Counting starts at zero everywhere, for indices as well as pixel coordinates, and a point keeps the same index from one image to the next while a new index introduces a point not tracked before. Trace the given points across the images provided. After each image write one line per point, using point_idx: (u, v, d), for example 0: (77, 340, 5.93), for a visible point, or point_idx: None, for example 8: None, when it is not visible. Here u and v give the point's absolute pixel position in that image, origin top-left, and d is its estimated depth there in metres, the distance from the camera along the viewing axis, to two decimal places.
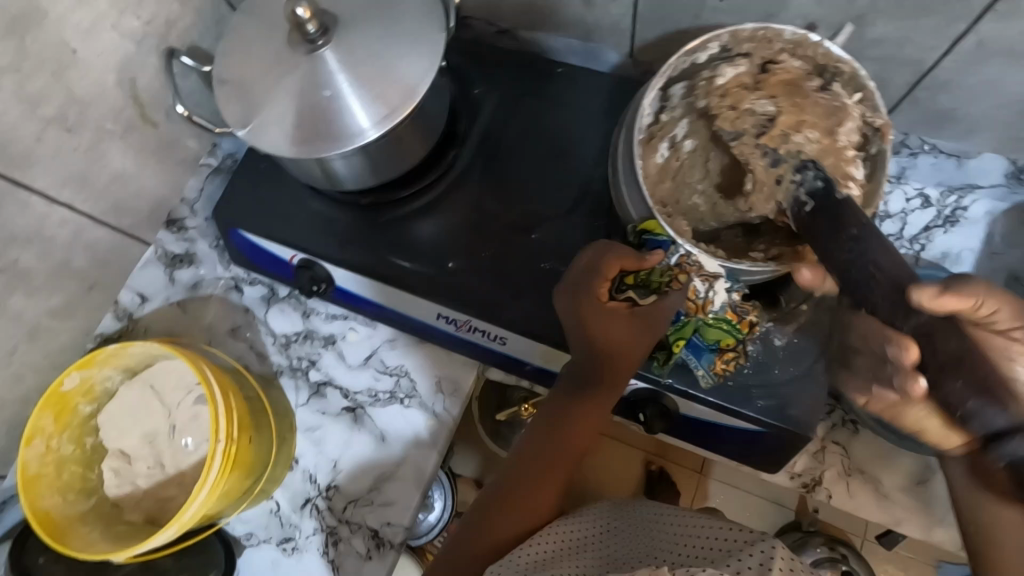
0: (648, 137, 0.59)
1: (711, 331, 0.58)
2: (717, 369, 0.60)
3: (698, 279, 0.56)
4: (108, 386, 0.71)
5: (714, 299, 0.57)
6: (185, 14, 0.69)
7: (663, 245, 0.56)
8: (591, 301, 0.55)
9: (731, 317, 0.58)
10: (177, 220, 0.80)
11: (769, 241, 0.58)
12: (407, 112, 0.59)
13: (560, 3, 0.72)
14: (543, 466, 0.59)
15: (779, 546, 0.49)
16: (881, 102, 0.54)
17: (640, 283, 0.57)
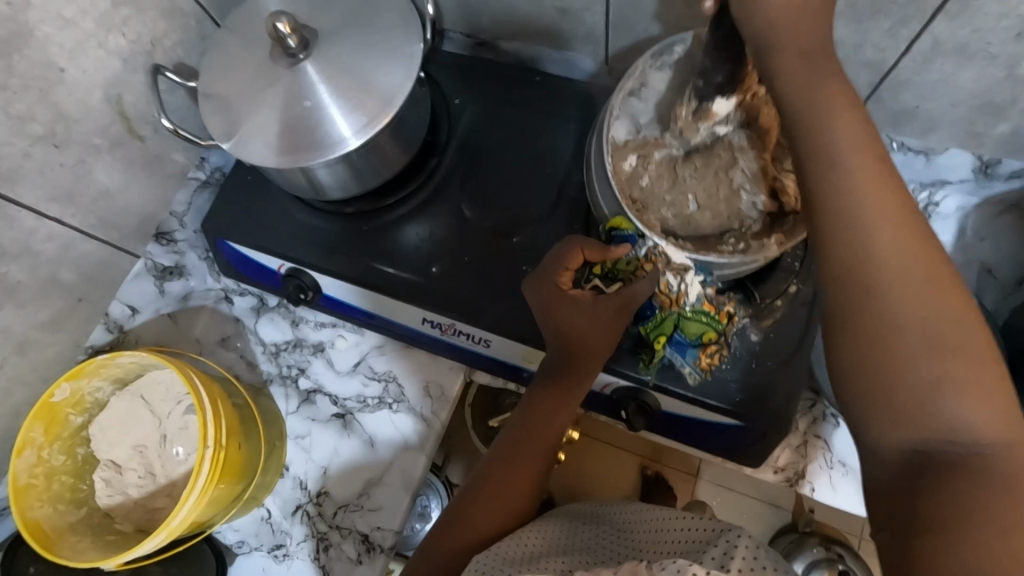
0: (620, 144, 0.61)
1: (692, 325, 0.59)
2: (704, 365, 0.61)
3: (670, 272, 0.58)
4: (98, 398, 0.72)
5: (688, 291, 0.58)
6: (171, 31, 0.70)
7: (630, 240, 0.58)
8: (553, 292, 0.57)
9: (708, 309, 0.59)
10: (166, 233, 0.82)
11: (738, 236, 0.59)
12: (386, 120, 0.61)
13: (536, 12, 0.75)
14: (520, 462, 0.61)
15: (744, 535, 0.50)
16: None
17: (605, 273, 0.59)
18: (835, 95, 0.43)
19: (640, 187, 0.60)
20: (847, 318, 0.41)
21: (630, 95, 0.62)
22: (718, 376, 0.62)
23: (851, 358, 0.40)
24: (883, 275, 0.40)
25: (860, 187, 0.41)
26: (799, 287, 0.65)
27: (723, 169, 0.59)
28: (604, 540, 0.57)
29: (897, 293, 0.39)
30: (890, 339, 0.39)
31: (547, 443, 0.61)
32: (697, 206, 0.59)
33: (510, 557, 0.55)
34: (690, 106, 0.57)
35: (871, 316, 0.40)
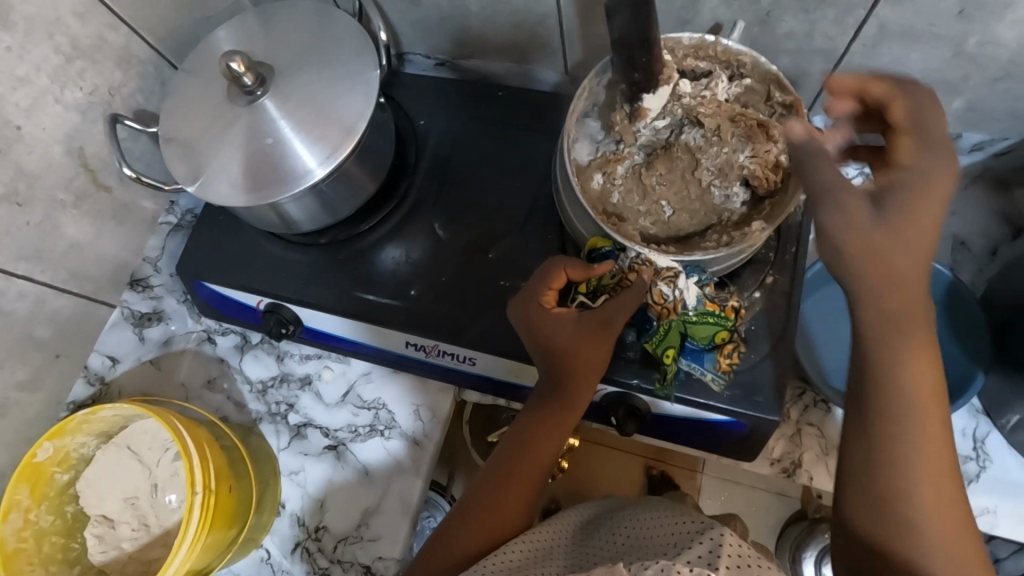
0: (583, 165, 0.57)
1: (700, 329, 0.56)
2: (724, 367, 0.61)
3: (662, 282, 0.55)
4: (83, 453, 0.70)
5: (686, 296, 0.55)
6: (128, 80, 0.70)
7: (611, 255, 0.56)
8: (536, 310, 0.57)
9: (712, 307, 0.56)
10: (141, 279, 0.81)
11: (720, 230, 0.55)
12: (349, 149, 0.60)
13: (491, 28, 0.75)
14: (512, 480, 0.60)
15: (728, 533, 0.50)
16: (789, 80, 0.53)
17: (590, 291, 0.58)
18: (909, 325, 0.44)
19: (612, 201, 0.57)
20: (867, 447, 0.46)
21: (581, 116, 0.58)
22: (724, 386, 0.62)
23: (865, 464, 0.45)
24: (908, 401, 0.45)
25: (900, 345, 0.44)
26: (776, 277, 0.65)
27: (689, 169, 0.54)
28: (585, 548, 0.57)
29: (914, 418, 0.45)
30: (892, 477, 0.45)
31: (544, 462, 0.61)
32: (673, 210, 0.55)
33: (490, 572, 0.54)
34: (624, 109, 0.55)
35: (892, 458, 0.45)
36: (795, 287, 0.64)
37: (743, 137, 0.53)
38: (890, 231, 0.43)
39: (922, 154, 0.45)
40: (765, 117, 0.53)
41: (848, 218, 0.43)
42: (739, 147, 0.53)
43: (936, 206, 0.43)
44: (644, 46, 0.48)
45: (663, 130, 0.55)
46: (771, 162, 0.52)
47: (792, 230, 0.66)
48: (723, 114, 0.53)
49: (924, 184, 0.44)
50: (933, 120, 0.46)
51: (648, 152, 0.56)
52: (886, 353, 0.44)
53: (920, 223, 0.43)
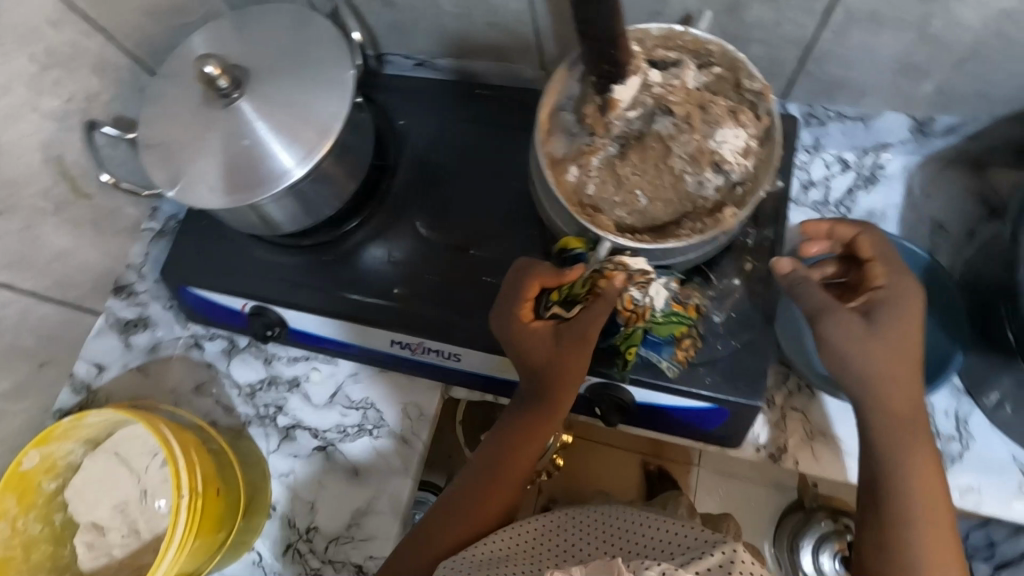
0: (558, 159, 0.57)
1: (664, 326, 0.59)
2: (681, 357, 0.62)
3: (634, 287, 0.56)
4: (71, 460, 0.70)
5: (653, 301, 0.58)
6: (106, 87, 0.71)
7: (583, 259, 0.58)
8: (512, 324, 0.57)
9: (676, 308, 0.60)
10: (125, 286, 0.81)
11: (694, 217, 0.54)
12: (326, 148, 0.61)
13: (465, 28, 0.76)
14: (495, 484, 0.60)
15: (741, 549, 0.51)
16: (756, 68, 0.54)
17: (563, 299, 0.58)
18: (902, 416, 0.54)
19: (587, 193, 0.56)
20: (881, 514, 0.52)
21: (557, 109, 0.58)
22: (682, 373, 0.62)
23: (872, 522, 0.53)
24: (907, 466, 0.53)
25: (897, 416, 0.54)
26: (754, 264, 0.65)
27: (661, 158, 0.55)
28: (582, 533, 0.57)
29: (914, 484, 0.52)
30: (901, 549, 0.51)
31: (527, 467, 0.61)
32: (648, 200, 0.55)
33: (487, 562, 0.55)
34: (595, 101, 0.56)
35: (898, 523, 0.51)
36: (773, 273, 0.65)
37: (712, 123, 0.54)
38: (880, 341, 0.53)
39: (892, 277, 0.57)
40: (733, 105, 0.55)
41: (842, 333, 0.53)
42: (709, 133, 0.54)
43: (913, 320, 0.55)
44: (611, 40, 0.48)
45: (636, 120, 0.56)
46: (740, 149, 0.54)
47: (769, 217, 0.67)
48: (691, 103, 0.55)
49: (902, 296, 0.55)
50: (891, 255, 0.59)
51: (621, 144, 0.56)
52: (889, 438, 0.54)
53: (895, 335, 0.54)
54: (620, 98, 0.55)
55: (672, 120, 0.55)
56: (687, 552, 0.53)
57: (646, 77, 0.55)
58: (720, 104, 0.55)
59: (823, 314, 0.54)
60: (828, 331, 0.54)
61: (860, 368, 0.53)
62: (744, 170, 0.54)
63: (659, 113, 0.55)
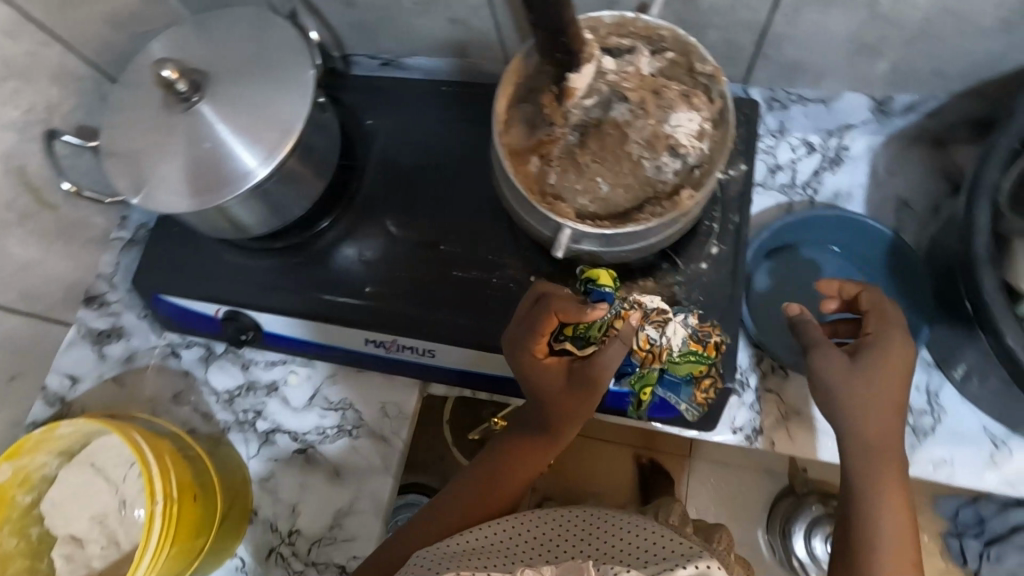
0: (518, 150, 0.57)
1: (682, 366, 0.60)
2: (699, 400, 0.63)
3: (650, 326, 0.61)
4: (46, 473, 0.70)
5: (671, 340, 0.60)
6: (67, 96, 0.71)
7: (606, 296, 0.58)
8: (527, 356, 0.58)
9: (695, 347, 0.60)
10: (97, 296, 0.81)
11: (654, 202, 0.55)
12: (288, 148, 0.61)
13: (427, 25, 0.76)
14: (490, 494, 0.63)
15: (715, 566, 0.49)
16: (707, 50, 0.54)
17: (578, 334, 0.60)
18: (885, 452, 0.56)
19: (549, 182, 0.56)
20: (852, 535, 0.55)
21: (516, 100, 0.58)
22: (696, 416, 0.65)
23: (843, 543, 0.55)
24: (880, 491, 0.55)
25: (872, 442, 0.56)
26: (719, 248, 0.66)
27: (619, 144, 0.56)
28: (561, 536, 0.57)
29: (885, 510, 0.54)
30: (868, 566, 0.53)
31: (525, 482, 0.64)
32: (609, 187, 0.56)
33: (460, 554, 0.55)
34: (552, 91, 0.56)
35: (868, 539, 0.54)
36: (739, 255, 0.66)
37: (666, 109, 0.56)
38: (863, 381, 0.56)
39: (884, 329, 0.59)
40: (685, 90, 0.56)
41: (830, 371, 0.57)
42: (664, 118, 0.55)
43: (898, 365, 0.57)
44: (561, 29, 0.49)
45: (593, 108, 0.57)
46: (695, 132, 0.55)
47: (734, 200, 0.68)
48: (646, 88, 0.56)
49: (888, 346, 0.57)
50: (891, 306, 0.60)
51: (580, 133, 0.57)
52: (872, 471, 0.56)
53: (883, 378, 0.57)
54: (576, 87, 0.55)
55: (627, 105, 0.56)
56: (663, 564, 0.51)
57: (600, 65, 0.56)
58: (673, 89, 0.56)
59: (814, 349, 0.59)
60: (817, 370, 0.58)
61: (844, 404, 0.56)
62: (699, 152, 0.55)
63: (616, 102, 0.56)
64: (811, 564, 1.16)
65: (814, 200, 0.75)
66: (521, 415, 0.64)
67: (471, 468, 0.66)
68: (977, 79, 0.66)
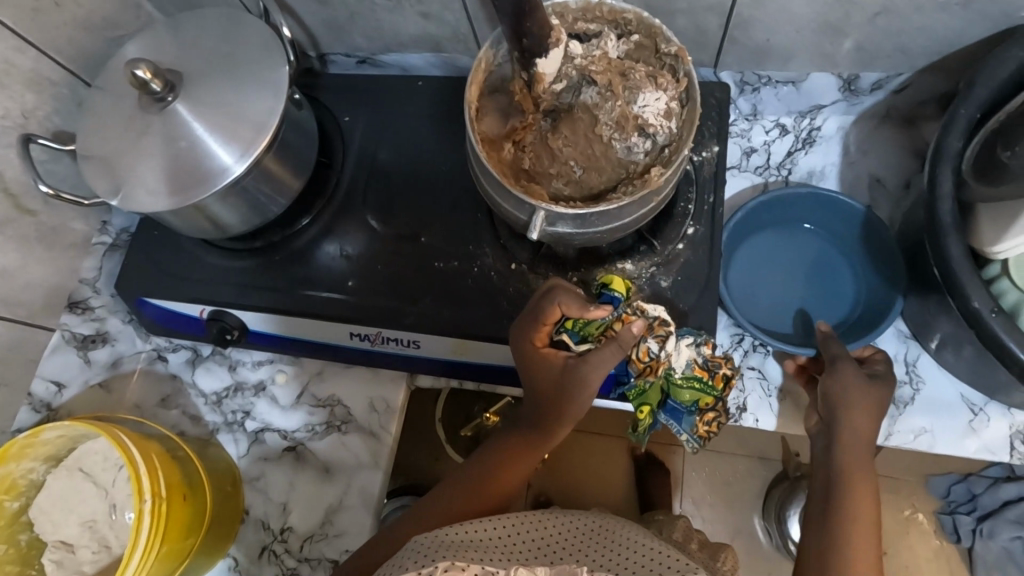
0: (492, 137, 0.59)
1: (686, 393, 0.60)
2: (700, 432, 0.62)
3: (652, 338, 0.60)
4: (33, 479, 0.70)
5: (672, 358, 0.60)
6: (42, 102, 0.71)
7: (614, 301, 0.61)
8: (528, 346, 0.60)
9: (701, 374, 0.61)
10: (80, 302, 0.81)
11: (627, 182, 0.56)
12: (265, 144, 0.62)
13: (399, 21, 0.77)
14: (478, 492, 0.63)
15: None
16: (671, 31, 0.56)
17: (575, 329, 0.61)
18: (862, 474, 0.56)
19: (523, 167, 0.58)
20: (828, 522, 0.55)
21: (488, 90, 0.60)
22: (695, 447, 0.64)
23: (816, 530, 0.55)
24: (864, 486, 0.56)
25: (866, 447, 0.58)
26: (695, 228, 0.68)
27: (589, 128, 0.56)
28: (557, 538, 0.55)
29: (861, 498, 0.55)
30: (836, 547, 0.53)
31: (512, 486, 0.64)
32: (581, 170, 0.57)
33: (454, 543, 0.52)
34: (521, 78, 0.57)
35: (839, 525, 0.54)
36: (715, 235, 0.67)
37: (634, 89, 0.56)
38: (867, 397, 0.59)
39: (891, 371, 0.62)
40: (652, 71, 0.57)
41: (850, 388, 0.59)
42: (632, 99, 0.56)
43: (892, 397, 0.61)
44: (524, 15, 0.49)
45: (563, 93, 0.57)
46: (662, 111, 0.55)
47: (708, 181, 0.69)
48: (612, 71, 0.57)
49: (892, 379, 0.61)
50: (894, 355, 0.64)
51: (552, 119, 0.58)
52: (851, 490, 0.55)
53: (874, 402, 0.59)
54: (544, 73, 0.55)
55: (596, 90, 0.56)
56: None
57: (568, 51, 0.57)
58: (640, 71, 0.57)
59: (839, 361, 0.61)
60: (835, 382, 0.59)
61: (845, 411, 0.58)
62: (669, 131, 0.55)
63: (586, 88, 0.57)
64: None
65: (788, 180, 0.77)
66: (519, 413, 0.65)
67: (467, 466, 0.66)
68: (940, 54, 0.67)
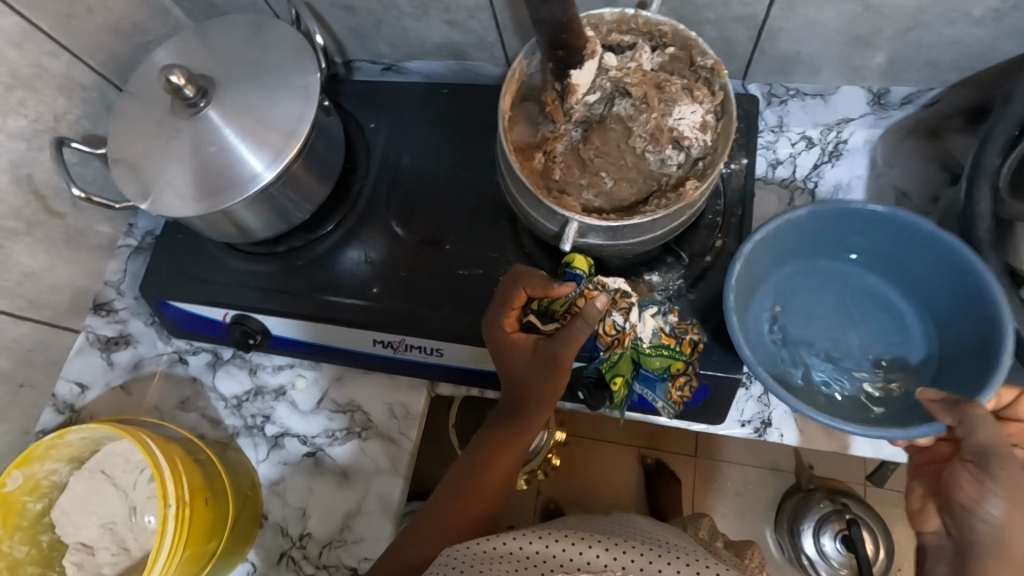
0: (523, 146, 0.59)
1: (656, 360, 0.59)
2: (675, 397, 0.61)
3: (617, 311, 0.60)
4: (56, 480, 0.70)
5: (639, 328, 0.60)
6: (73, 106, 0.72)
7: (578, 277, 0.62)
8: (499, 331, 0.61)
9: (669, 342, 0.60)
10: (104, 303, 0.82)
11: (658, 195, 0.56)
12: (295, 150, 0.62)
13: (427, 30, 0.77)
14: (472, 489, 0.63)
15: None
16: (707, 44, 0.55)
17: (542, 309, 0.62)
18: None
19: (554, 177, 0.57)
20: None
21: (519, 100, 0.60)
22: (673, 415, 0.63)
23: None
24: None
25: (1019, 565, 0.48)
26: (723, 240, 0.67)
27: (622, 140, 0.56)
28: None
29: None
30: None
31: (502, 478, 0.63)
32: (613, 181, 0.56)
33: (485, 554, 0.52)
34: (554, 89, 0.57)
35: None
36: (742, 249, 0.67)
37: (668, 102, 0.56)
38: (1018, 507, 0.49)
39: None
40: (687, 83, 0.57)
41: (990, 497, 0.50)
42: (667, 111, 0.55)
43: None
44: (562, 25, 0.49)
45: (595, 104, 0.57)
46: (698, 124, 0.55)
47: (736, 194, 0.69)
48: (647, 84, 0.56)
49: None
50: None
51: (584, 129, 0.58)
52: None
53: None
54: (578, 85, 0.56)
55: (631, 102, 0.56)
56: None
57: (602, 62, 0.56)
58: (675, 84, 0.56)
59: (989, 454, 0.51)
60: (984, 498, 0.50)
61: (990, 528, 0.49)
62: (703, 144, 0.55)
63: (620, 99, 0.57)
64: (820, 562, 1.11)
65: (815, 193, 0.76)
66: (496, 410, 0.66)
67: (456, 468, 0.66)
68: (972, 70, 0.67)
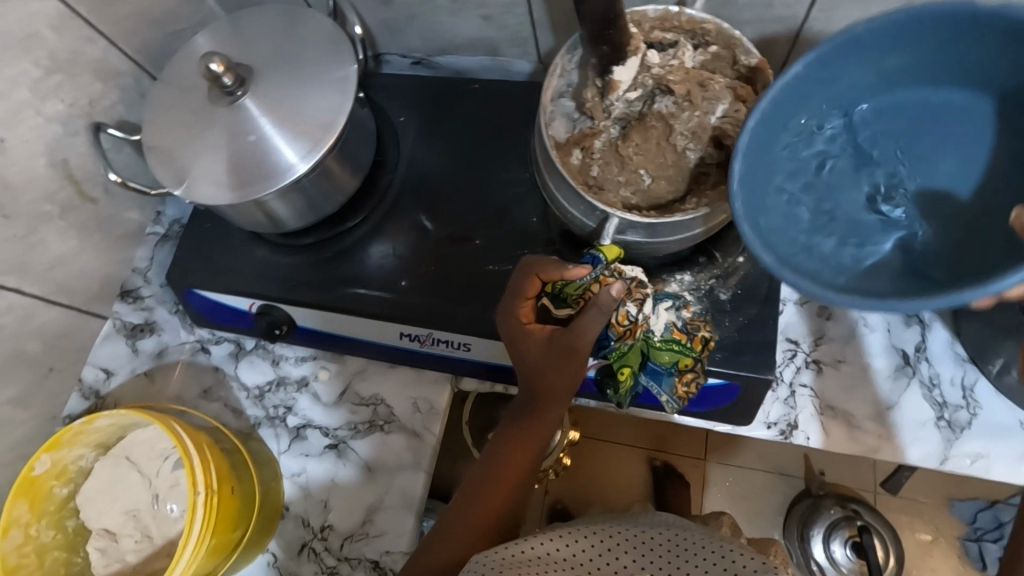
0: (562, 142, 0.59)
1: (665, 353, 0.58)
2: (681, 392, 0.60)
3: (631, 301, 0.58)
4: (82, 465, 0.70)
5: (652, 321, 0.58)
6: (108, 91, 0.72)
7: (596, 261, 0.58)
8: (513, 322, 0.60)
9: (680, 337, 0.58)
10: (131, 291, 0.82)
11: (697, 193, 0.57)
12: (331, 141, 0.62)
13: (461, 23, 0.77)
14: (494, 485, 0.62)
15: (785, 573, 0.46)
16: (751, 44, 0.55)
17: (556, 292, 0.60)
18: None
19: (592, 173, 0.58)
20: None
21: (557, 96, 0.60)
22: (676, 410, 0.62)
23: None
24: None
25: None
26: None
27: (662, 137, 0.56)
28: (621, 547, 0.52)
29: None
30: None
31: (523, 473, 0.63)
32: (651, 178, 0.57)
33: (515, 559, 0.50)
34: (595, 85, 0.57)
35: None
36: None
37: (711, 100, 0.55)
38: None
39: None
40: (730, 83, 0.56)
41: None
42: (710, 109, 0.55)
43: None
44: (609, 22, 0.49)
45: (635, 102, 0.57)
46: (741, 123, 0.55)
47: None
48: (690, 82, 0.56)
49: None
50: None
51: (622, 127, 0.58)
52: None
53: None
54: (619, 82, 0.56)
55: (673, 100, 0.56)
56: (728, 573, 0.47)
57: (645, 60, 0.56)
58: (718, 82, 0.56)
59: None
60: None
61: None
62: None
63: (660, 97, 0.57)
64: (831, 568, 1.11)
65: None
66: (510, 409, 0.66)
67: (474, 470, 0.65)
68: None
